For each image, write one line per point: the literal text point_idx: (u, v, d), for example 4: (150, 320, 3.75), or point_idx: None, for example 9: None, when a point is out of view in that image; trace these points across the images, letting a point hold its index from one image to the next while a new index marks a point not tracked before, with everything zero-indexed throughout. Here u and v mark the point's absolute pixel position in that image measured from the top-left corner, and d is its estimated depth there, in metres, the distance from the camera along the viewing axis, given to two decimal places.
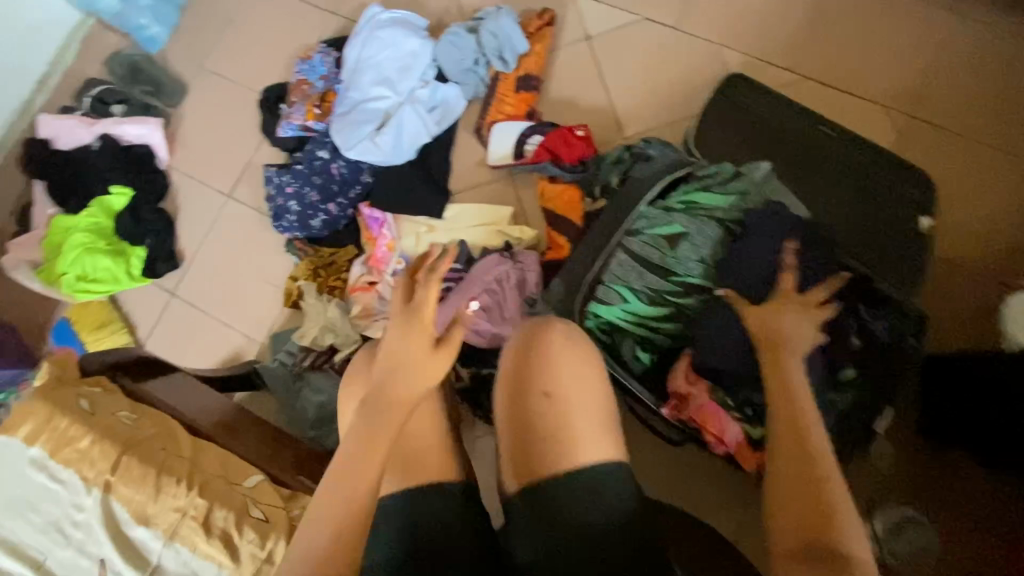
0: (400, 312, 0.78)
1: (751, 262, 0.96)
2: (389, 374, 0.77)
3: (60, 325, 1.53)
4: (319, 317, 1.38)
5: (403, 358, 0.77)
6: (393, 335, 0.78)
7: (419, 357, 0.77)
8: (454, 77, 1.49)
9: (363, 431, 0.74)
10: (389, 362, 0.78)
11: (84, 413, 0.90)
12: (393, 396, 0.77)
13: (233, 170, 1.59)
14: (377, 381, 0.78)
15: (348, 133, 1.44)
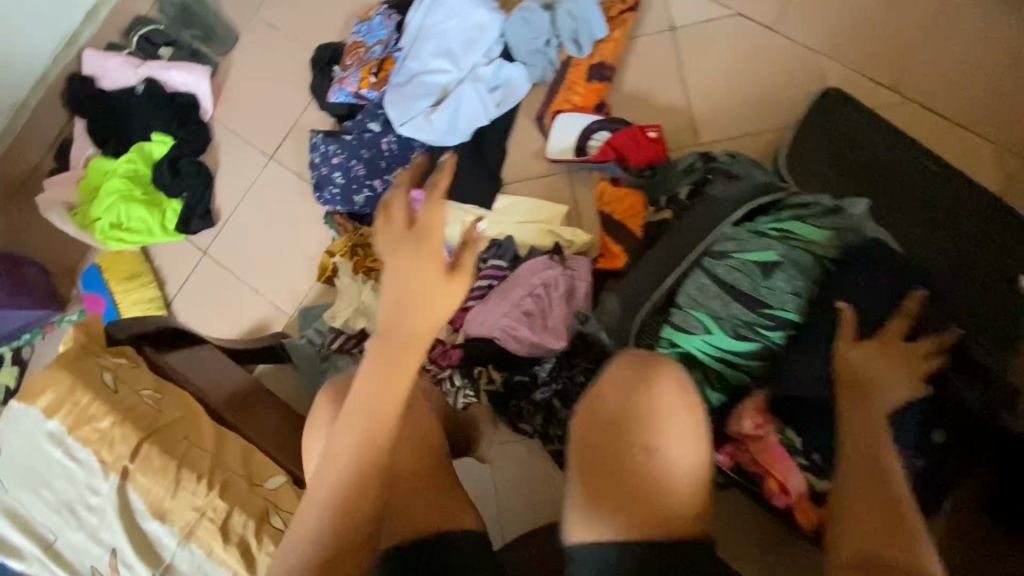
0: (408, 237, 0.68)
1: (864, 299, 0.87)
2: (399, 317, 0.68)
3: (90, 271, 1.49)
4: (354, 299, 1.33)
5: (417, 297, 0.68)
6: (403, 264, 0.67)
7: (436, 285, 0.68)
8: (522, 57, 1.38)
9: (385, 380, 0.69)
10: (396, 304, 0.68)
11: (108, 388, 0.85)
12: (398, 359, 0.70)
13: (278, 130, 1.52)
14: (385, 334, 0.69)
15: (403, 106, 1.35)
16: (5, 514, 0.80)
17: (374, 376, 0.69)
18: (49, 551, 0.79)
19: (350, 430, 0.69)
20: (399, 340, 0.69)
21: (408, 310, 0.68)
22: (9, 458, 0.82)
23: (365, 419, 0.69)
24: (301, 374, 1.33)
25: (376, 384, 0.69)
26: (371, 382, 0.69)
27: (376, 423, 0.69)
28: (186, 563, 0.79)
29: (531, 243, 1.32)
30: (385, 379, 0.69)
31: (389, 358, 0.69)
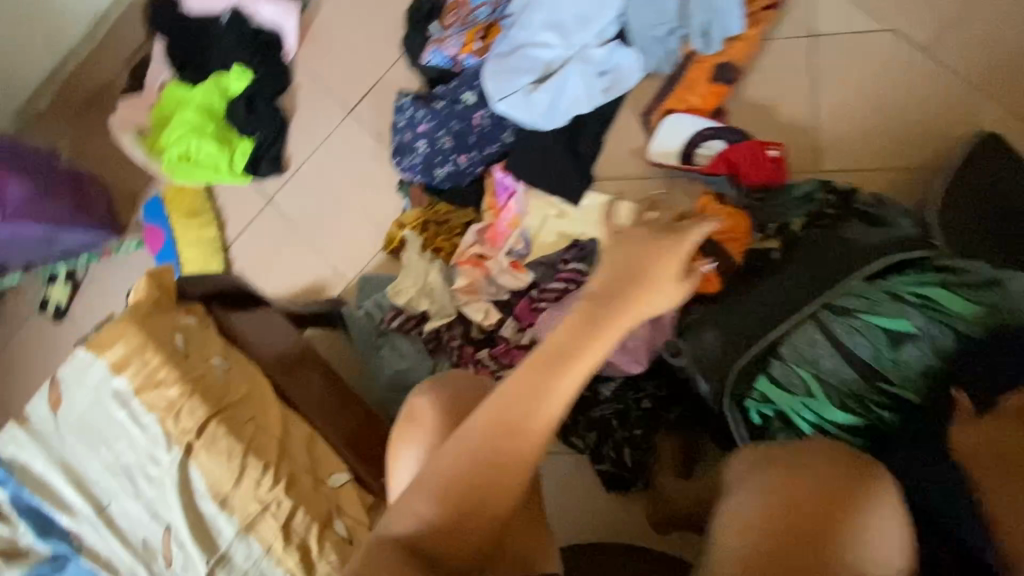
0: (648, 231, 0.72)
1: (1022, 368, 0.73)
2: (615, 299, 0.66)
3: (152, 203, 1.45)
4: (417, 278, 1.26)
5: (640, 282, 0.67)
6: (637, 248, 0.69)
7: (660, 281, 0.67)
8: (639, 43, 1.25)
9: (565, 350, 0.62)
10: (613, 285, 0.67)
11: (177, 353, 0.81)
12: (594, 343, 0.63)
13: (361, 82, 1.42)
14: (586, 311, 0.65)
15: (502, 79, 1.23)
16: (64, 467, 0.80)
17: (551, 356, 0.62)
18: (103, 514, 0.78)
19: (494, 407, 0.60)
20: (604, 319, 0.64)
21: (627, 293, 0.66)
22: (74, 410, 0.81)
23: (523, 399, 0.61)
24: (354, 346, 1.30)
25: (547, 365, 0.62)
26: (545, 362, 0.62)
27: (534, 406, 0.60)
28: (241, 554, 0.75)
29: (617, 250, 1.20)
30: (562, 359, 0.62)
31: (580, 338, 0.63)
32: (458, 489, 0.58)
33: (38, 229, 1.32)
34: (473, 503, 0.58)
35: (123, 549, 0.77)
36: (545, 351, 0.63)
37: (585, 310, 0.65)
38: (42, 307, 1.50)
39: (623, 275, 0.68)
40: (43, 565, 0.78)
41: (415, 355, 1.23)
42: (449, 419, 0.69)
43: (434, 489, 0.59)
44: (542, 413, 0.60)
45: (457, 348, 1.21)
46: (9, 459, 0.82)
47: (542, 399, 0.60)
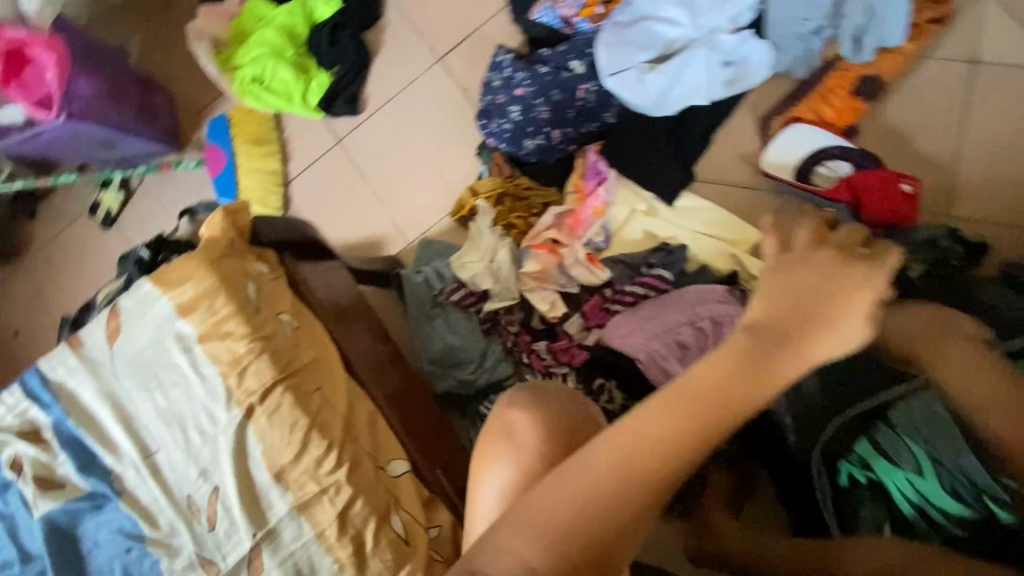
0: (832, 254, 0.60)
1: None
2: (782, 336, 0.57)
3: (217, 122, 1.37)
4: (483, 252, 1.17)
5: (814, 320, 0.57)
6: (810, 276, 0.59)
7: (840, 322, 0.57)
8: (776, 38, 1.11)
9: (706, 392, 0.56)
10: (780, 319, 0.58)
11: (249, 304, 0.67)
12: (750, 386, 0.56)
13: (457, 30, 1.31)
14: (742, 347, 0.57)
15: (618, 52, 1.11)
16: (111, 401, 0.68)
17: (694, 393, 0.56)
18: (148, 461, 0.66)
19: (621, 443, 0.55)
20: (768, 360, 0.56)
21: (797, 330, 0.57)
22: (132, 341, 0.68)
23: (655, 437, 0.55)
24: (408, 314, 1.22)
25: (688, 403, 0.55)
26: (686, 401, 0.56)
27: (668, 449, 0.54)
28: (291, 533, 0.62)
29: (705, 261, 1.11)
30: (711, 401, 0.55)
31: (729, 377, 0.56)
32: (571, 530, 0.53)
33: (99, 133, 1.25)
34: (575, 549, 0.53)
35: (167, 503, 0.65)
36: (688, 387, 0.56)
37: (743, 344, 0.57)
38: (93, 211, 1.45)
39: (793, 307, 0.58)
40: (80, 502, 0.67)
41: (470, 334, 1.15)
42: (550, 439, 0.65)
43: (539, 525, 0.54)
44: (677, 455, 0.54)
45: (513, 334, 1.14)
46: (54, 381, 0.69)
47: (676, 441, 0.54)
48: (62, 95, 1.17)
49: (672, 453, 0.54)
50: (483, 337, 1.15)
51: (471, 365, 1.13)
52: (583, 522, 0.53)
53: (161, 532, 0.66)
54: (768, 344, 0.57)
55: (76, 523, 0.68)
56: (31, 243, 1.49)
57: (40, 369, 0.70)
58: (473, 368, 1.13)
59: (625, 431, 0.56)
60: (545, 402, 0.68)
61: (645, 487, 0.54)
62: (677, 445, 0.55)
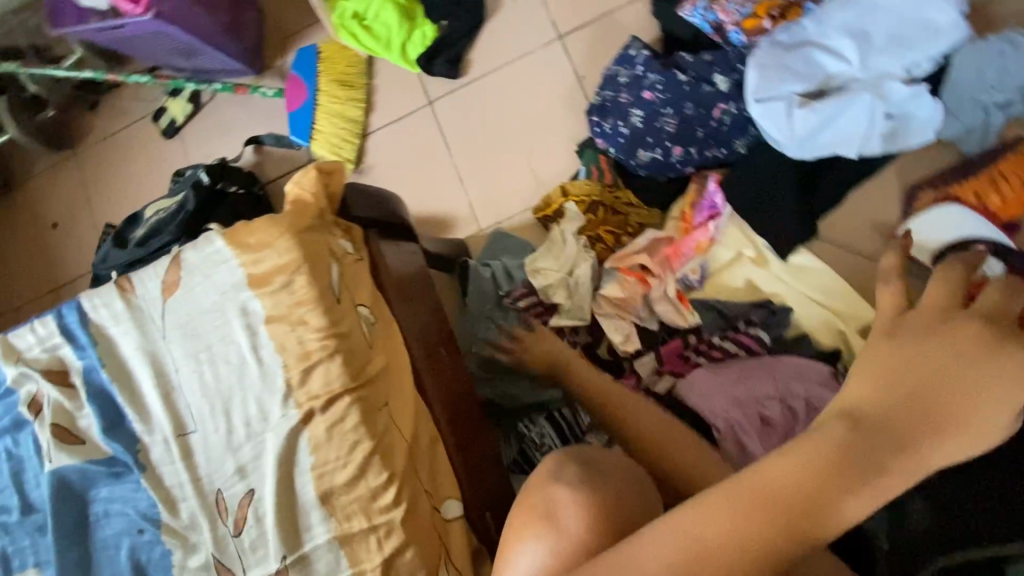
0: (974, 330, 0.40)
1: None
2: (895, 439, 0.37)
3: (306, 52, 1.26)
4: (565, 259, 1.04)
5: (941, 421, 0.37)
6: (938, 359, 0.39)
7: (970, 426, 0.37)
8: (953, 100, 0.96)
9: (791, 496, 0.36)
10: (893, 414, 0.38)
11: (330, 291, 0.58)
12: (842, 499, 0.36)
13: (586, 11, 1.18)
14: (838, 446, 0.37)
15: (771, 75, 0.97)
16: (150, 362, 0.59)
17: (764, 497, 0.36)
18: (180, 441, 0.57)
19: (664, 554, 0.36)
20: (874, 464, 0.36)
21: (916, 431, 0.37)
22: (188, 302, 0.58)
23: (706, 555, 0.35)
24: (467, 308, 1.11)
25: (755, 511, 0.36)
26: (747, 498, 0.36)
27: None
28: (325, 565, 0.54)
29: (807, 332, 0.98)
30: (789, 512, 0.36)
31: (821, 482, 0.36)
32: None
33: (180, 39, 1.15)
34: None
35: (193, 494, 0.57)
36: (758, 485, 0.37)
37: (841, 441, 0.37)
38: (156, 116, 1.36)
39: (904, 397, 0.38)
40: (98, 465, 0.59)
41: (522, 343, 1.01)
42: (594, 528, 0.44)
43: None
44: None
45: None
46: (94, 322, 0.61)
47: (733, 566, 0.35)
48: None
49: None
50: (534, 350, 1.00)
51: (518, 378, 1.01)
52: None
53: (180, 522, 0.57)
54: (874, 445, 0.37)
55: (89, 485, 0.60)
56: (87, 135, 1.41)
57: (81, 304, 0.61)
58: (519, 382, 1.01)
59: (667, 534, 0.37)
60: (599, 480, 0.47)
61: None
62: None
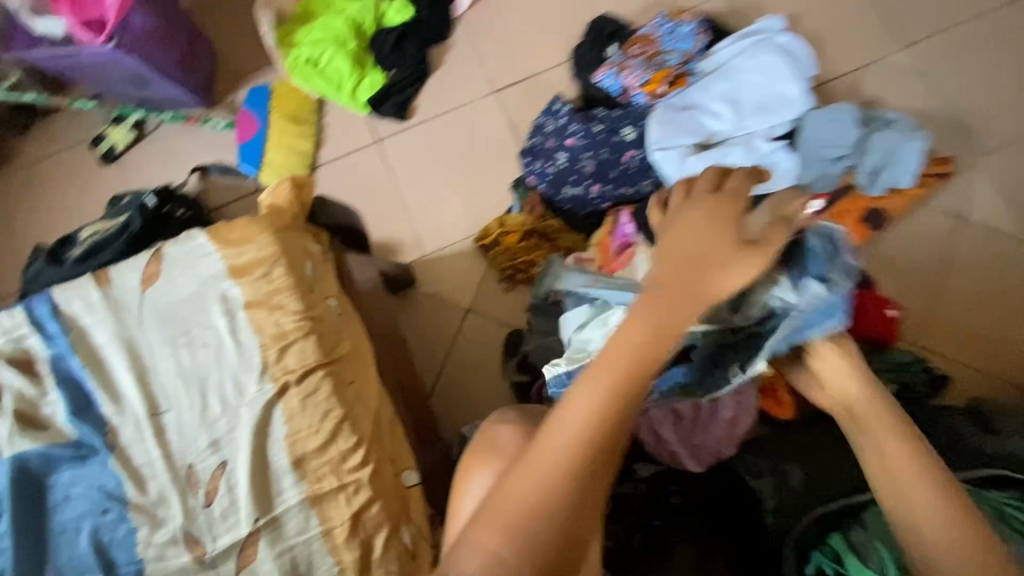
0: (704, 202, 0.55)
1: None
2: (691, 288, 0.53)
3: (260, 91, 1.35)
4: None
5: (705, 270, 0.53)
6: (687, 234, 0.54)
7: (725, 255, 0.53)
8: (804, 153, 1.20)
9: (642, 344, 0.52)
10: (679, 277, 0.53)
11: (304, 281, 0.66)
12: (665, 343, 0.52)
13: (518, 71, 1.38)
14: (653, 310, 0.53)
15: (666, 130, 1.20)
16: (126, 347, 0.63)
17: (617, 363, 0.51)
18: (153, 420, 0.62)
19: (566, 424, 0.51)
20: (680, 313, 0.52)
21: (700, 277, 0.53)
22: (168, 291, 0.64)
23: (584, 424, 0.50)
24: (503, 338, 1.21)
25: (613, 371, 0.51)
26: (610, 368, 0.51)
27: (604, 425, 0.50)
28: (295, 526, 0.59)
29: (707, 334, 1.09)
30: (635, 364, 0.51)
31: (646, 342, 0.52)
32: (531, 530, 0.48)
33: (136, 69, 1.21)
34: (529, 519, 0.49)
35: (164, 470, 0.61)
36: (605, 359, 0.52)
37: (654, 310, 0.53)
38: (94, 142, 1.37)
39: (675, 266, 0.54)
40: (62, 449, 0.61)
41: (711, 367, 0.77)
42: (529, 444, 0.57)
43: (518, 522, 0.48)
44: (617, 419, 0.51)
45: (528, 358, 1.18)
46: (65, 313, 0.64)
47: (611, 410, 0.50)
48: (116, 23, 1.13)
49: (608, 427, 0.50)
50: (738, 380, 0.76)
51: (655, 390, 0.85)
52: (547, 516, 0.49)
53: (147, 499, 0.60)
54: (675, 300, 0.53)
55: (49, 470, 0.62)
56: (15, 158, 1.38)
57: (52, 297, 0.65)
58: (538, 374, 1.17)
59: (566, 413, 0.51)
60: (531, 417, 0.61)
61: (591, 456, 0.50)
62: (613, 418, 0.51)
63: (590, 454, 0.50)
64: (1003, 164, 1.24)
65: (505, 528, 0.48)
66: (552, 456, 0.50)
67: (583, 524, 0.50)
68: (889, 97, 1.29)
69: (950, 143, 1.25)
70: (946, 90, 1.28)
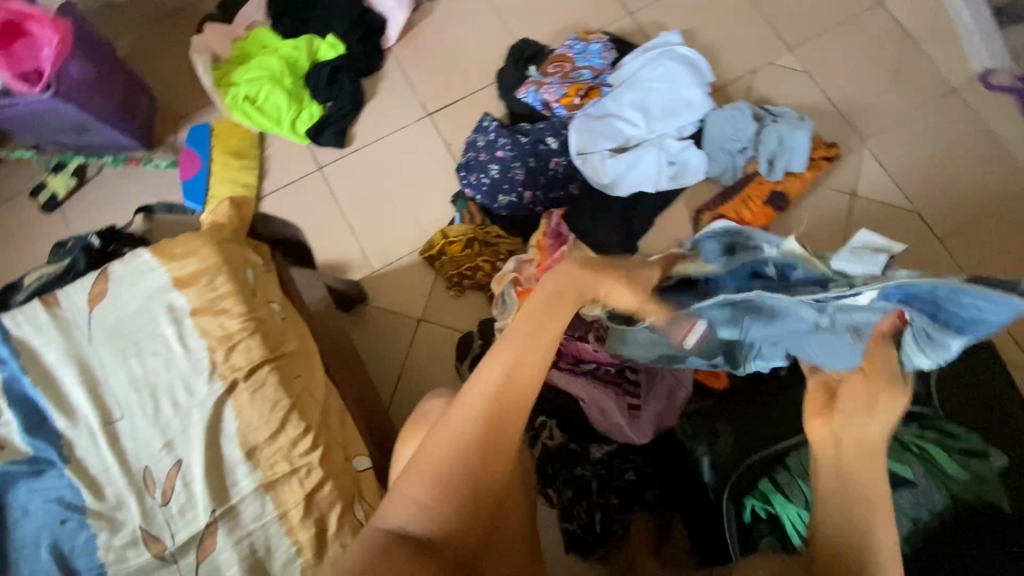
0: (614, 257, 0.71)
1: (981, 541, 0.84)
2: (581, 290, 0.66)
3: (200, 130, 1.41)
4: (916, 354, 0.66)
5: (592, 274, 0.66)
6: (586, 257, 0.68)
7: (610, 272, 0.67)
8: (709, 149, 1.34)
9: (538, 324, 0.62)
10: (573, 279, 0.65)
11: (246, 287, 0.71)
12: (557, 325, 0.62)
13: (448, 95, 1.48)
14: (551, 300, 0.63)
15: (586, 138, 1.32)
16: (77, 363, 0.67)
17: (518, 341, 0.60)
18: (107, 428, 0.65)
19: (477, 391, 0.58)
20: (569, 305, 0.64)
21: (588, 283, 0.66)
22: (116, 307, 0.69)
23: (486, 394, 0.58)
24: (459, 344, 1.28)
25: (515, 347, 0.60)
26: (512, 345, 0.60)
27: (504, 395, 0.58)
28: (251, 513, 0.63)
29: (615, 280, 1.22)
30: (533, 343, 0.60)
31: (537, 327, 0.61)
32: (453, 483, 0.56)
33: (75, 116, 1.25)
34: (449, 470, 0.56)
35: (121, 474, 0.64)
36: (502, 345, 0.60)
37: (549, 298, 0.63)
38: (34, 192, 1.38)
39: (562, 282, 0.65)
40: (19, 465, 0.64)
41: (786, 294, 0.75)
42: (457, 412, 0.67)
43: (444, 477, 0.56)
44: (518, 390, 0.58)
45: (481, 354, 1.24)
46: (15, 337, 0.68)
47: (513, 381, 0.58)
48: (53, 72, 1.17)
49: (511, 393, 0.58)
50: (814, 309, 0.71)
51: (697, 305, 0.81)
52: (469, 469, 0.56)
53: (105, 504, 0.63)
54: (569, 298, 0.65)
55: (7, 487, 0.64)
56: None
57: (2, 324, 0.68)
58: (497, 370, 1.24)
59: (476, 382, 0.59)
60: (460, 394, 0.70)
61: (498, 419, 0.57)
62: (512, 387, 0.58)
63: (495, 416, 0.57)
64: (882, 146, 1.40)
65: (432, 486, 0.56)
66: (463, 423, 0.57)
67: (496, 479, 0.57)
68: (780, 95, 1.45)
69: (835, 131, 1.41)
70: (828, 85, 1.45)
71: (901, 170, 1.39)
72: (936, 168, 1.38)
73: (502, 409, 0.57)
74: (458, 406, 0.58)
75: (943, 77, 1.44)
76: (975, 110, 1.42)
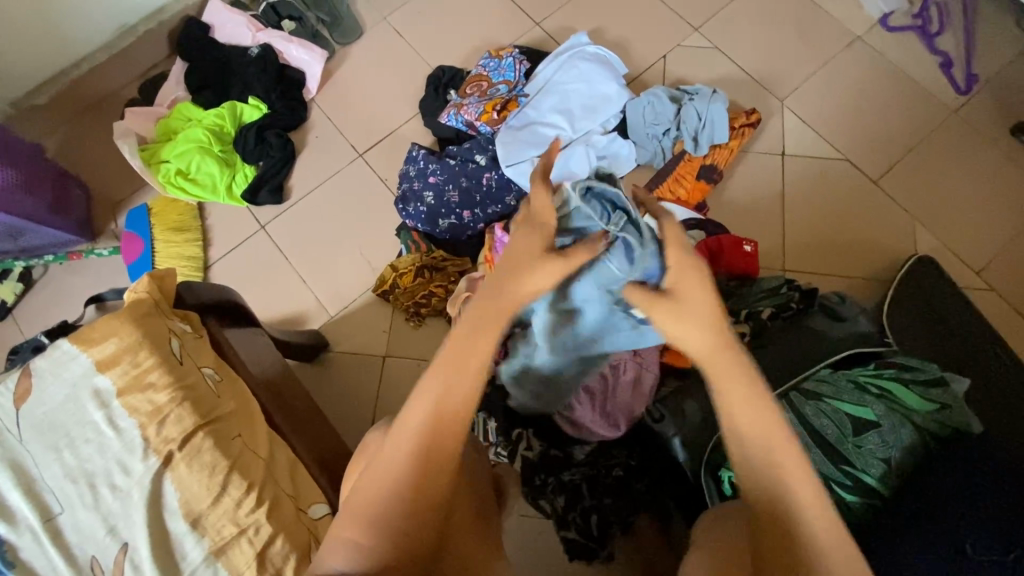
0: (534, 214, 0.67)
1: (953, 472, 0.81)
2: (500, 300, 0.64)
3: (137, 212, 1.42)
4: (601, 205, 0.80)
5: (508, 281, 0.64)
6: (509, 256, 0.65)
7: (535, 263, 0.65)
8: (636, 136, 1.36)
9: (474, 329, 0.62)
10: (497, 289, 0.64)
11: (172, 357, 0.73)
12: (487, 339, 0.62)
13: (375, 133, 1.50)
14: (477, 317, 0.63)
15: (513, 149, 1.33)
16: (11, 468, 0.68)
17: (452, 361, 0.61)
18: (48, 525, 0.66)
19: (415, 431, 0.59)
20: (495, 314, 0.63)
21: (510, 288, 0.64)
22: (41, 403, 0.70)
23: (421, 436, 0.58)
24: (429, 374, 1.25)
25: (453, 371, 0.60)
26: (447, 361, 0.61)
27: (436, 425, 0.59)
28: None
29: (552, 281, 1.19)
30: (467, 362, 0.61)
31: (468, 348, 0.61)
32: (394, 526, 0.57)
33: (7, 221, 1.26)
34: (387, 510, 0.58)
35: (67, 570, 0.65)
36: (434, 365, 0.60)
37: (475, 316, 0.63)
38: None
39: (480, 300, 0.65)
40: None
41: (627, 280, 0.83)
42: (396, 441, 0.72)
43: (375, 524, 0.57)
44: (451, 422, 0.59)
45: None
46: None
47: (451, 410, 0.59)
48: None
49: (444, 420, 0.59)
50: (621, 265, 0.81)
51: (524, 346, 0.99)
52: (394, 520, 0.57)
53: None
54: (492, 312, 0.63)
55: None
56: None
57: None
58: None
59: (411, 420, 0.59)
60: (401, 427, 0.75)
61: (433, 456, 0.59)
62: (441, 424, 0.59)
63: (427, 448, 0.58)
64: (801, 104, 1.44)
65: (368, 529, 0.57)
66: (396, 473, 0.58)
67: (434, 515, 0.59)
68: (695, 73, 1.49)
69: (753, 98, 1.45)
70: (739, 55, 1.49)
71: (823, 123, 1.42)
72: (856, 114, 1.42)
73: (433, 445, 0.58)
74: (394, 458, 0.59)
75: (846, 27, 1.48)
76: (883, 54, 1.46)
